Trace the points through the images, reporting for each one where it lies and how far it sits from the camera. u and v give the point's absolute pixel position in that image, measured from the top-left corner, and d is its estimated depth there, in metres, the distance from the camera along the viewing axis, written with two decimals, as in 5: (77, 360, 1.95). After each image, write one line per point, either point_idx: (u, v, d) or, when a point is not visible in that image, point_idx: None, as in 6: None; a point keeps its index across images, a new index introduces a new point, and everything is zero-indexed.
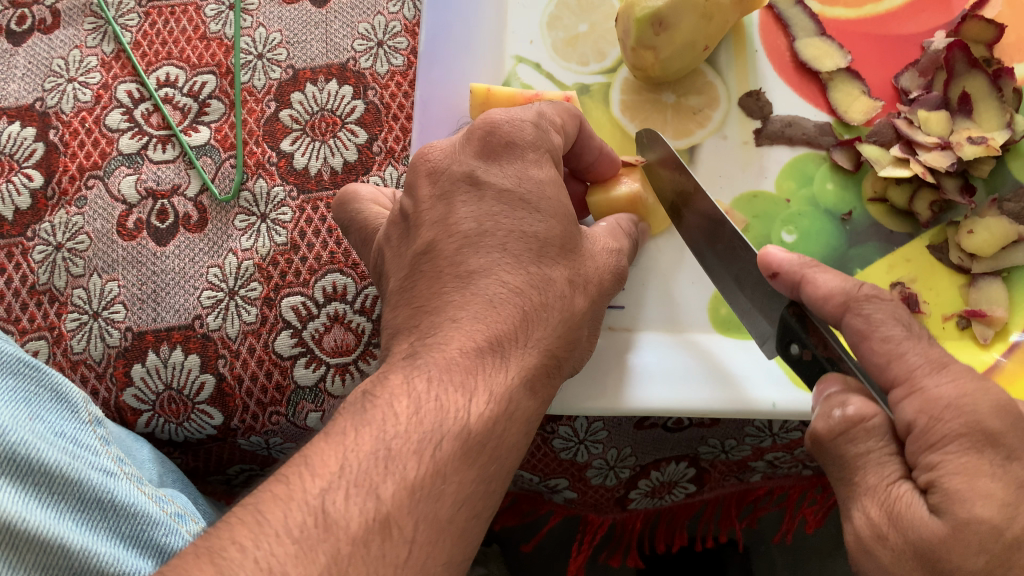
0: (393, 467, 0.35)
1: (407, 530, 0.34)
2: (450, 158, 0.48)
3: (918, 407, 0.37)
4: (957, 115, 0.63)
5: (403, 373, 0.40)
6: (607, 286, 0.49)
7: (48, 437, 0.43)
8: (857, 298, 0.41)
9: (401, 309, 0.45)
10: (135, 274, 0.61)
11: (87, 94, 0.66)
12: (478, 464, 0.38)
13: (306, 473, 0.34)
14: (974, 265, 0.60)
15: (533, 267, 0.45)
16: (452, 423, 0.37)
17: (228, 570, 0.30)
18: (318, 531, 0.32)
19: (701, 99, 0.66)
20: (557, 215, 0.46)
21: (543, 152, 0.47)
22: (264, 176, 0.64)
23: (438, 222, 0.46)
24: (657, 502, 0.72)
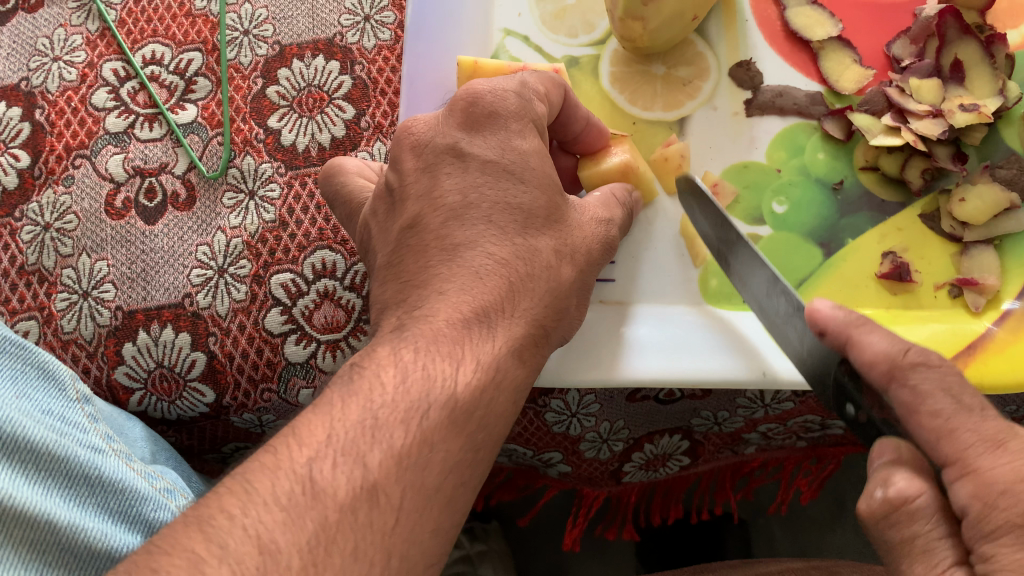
0: (379, 436, 0.35)
1: (394, 498, 0.34)
2: (434, 131, 0.47)
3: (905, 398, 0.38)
4: (949, 83, 0.63)
5: (390, 345, 0.40)
6: (595, 256, 0.48)
7: (35, 414, 0.43)
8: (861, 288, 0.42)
9: (389, 285, 0.45)
10: (124, 253, 0.61)
11: (73, 73, 0.65)
12: (465, 434, 0.38)
13: (293, 442, 0.34)
14: (966, 233, 0.60)
15: (519, 239, 0.44)
16: (439, 393, 0.37)
17: (217, 538, 0.31)
18: (306, 499, 0.32)
19: (690, 70, 0.65)
20: (542, 186, 0.46)
21: (525, 121, 0.47)
22: (252, 153, 0.63)
23: (423, 196, 0.46)
24: (651, 476, 0.72)
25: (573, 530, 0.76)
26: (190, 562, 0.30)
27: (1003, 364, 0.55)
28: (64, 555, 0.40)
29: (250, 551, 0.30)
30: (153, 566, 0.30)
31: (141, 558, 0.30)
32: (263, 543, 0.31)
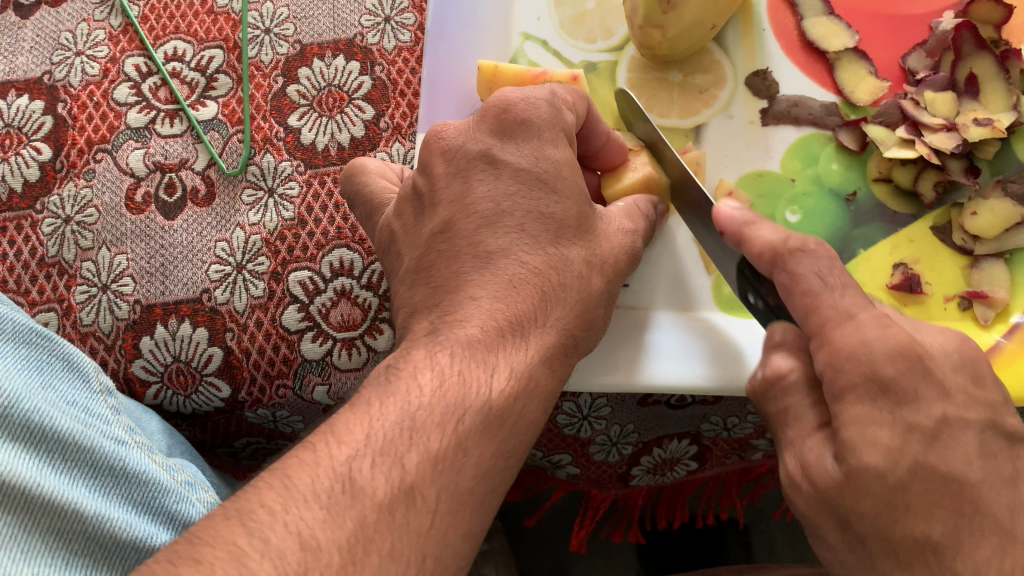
0: (417, 438, 0.36)
1: (430, 500, 0.35)
2: (465, 137, 0.48)
3: (826, 359, 0.41)
4: (964, 97, 0.63)
5: (425, 349, 0.41)
6: (624, 268, 0.49)
7: (60, 405, 0.44)
8: (784, 253, 0.44)
9: (418, 288, 0.46)
10: (143, 247, 0.62)
11: (95, 68, 0.66)
12: (497, 440, 0.39)
13: (332, 440, 0.35)
14: (977, 247, 0.60)
15: (551, 248, 0.45)
16: (474, 398, 0.38)
17: (258, 532, 0.31)
18: (346, 498, 0.33)
19: (707, 78, 0.66)
20: (574, 197, 0.46)
21: (558, 131, 0.48)
22: (271, 151, 0.64)
23: (455, 201, 0.46)
24: (658, 479, 0.73)
25: (579, 532, 0.77)
26: (232, 554, 0.30)
27: (1011, 378, 0.56)
28: (90, 544, 0.40)
29: (291, 547, 0.31)
30: (196, 557, 0.30)
31: (184, 549, 0.31)
32: (303, 540, 0.31)
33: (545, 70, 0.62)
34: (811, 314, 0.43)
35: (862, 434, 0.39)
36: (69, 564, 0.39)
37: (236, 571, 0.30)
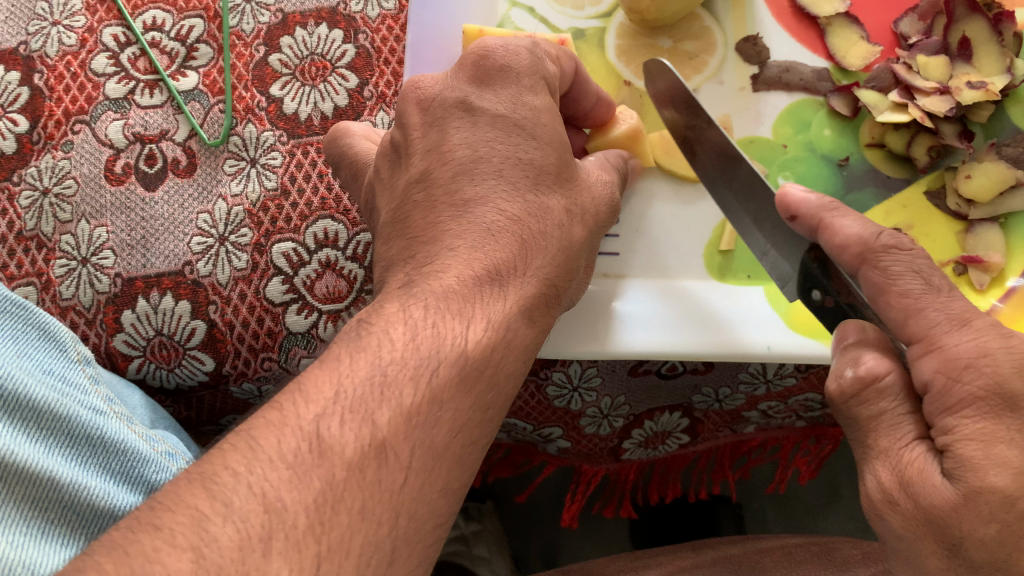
0: (389, 394, 0.35)
1: (403, 458, 0.34)
2: (442, 86, 0.47)
3: (936, 366, 0.39)
4: (957, 60, 0.62)
5: (398, 302, 0.40)
6: (602, 218, 0.48)
7: (37, 373, 0.43)
8: (874, 249, 0.43)
9: (394, 242, 0.45)
10: (124, 219, 0.60)
11: (72, 38, 0.64)
12: (475, 392, 0.38)
13: (300, 399, 0.34)
14: (972, 211, 0.59)
15: (530, 195, 0.44)
16: (449, 349, 0.37)
17: (221, 495, 0.30)
18: (312, 457, 0.32)
19: (696, 44, 0.65)
20: (554, 143, 0.46)
21: (537, 78, 0.46)
22: (253, 121, 0.63)
23: (431, 151, 0.46)
24: (651, 453, 0.72)
25: (572, 507, 0.76)
26: (193, 519, 0.29)
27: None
28: (67, 513, 0.39)
29: (255, 509, 0.30)
30: (156, 523, 0.29)
31: (145, 515, 0.30)
32: (268, 502, 0.31)
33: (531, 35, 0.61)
34: (913, 316, 0.41)
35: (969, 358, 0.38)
36: (45, 533, 0.38)
37: (198, 537, 0.29)
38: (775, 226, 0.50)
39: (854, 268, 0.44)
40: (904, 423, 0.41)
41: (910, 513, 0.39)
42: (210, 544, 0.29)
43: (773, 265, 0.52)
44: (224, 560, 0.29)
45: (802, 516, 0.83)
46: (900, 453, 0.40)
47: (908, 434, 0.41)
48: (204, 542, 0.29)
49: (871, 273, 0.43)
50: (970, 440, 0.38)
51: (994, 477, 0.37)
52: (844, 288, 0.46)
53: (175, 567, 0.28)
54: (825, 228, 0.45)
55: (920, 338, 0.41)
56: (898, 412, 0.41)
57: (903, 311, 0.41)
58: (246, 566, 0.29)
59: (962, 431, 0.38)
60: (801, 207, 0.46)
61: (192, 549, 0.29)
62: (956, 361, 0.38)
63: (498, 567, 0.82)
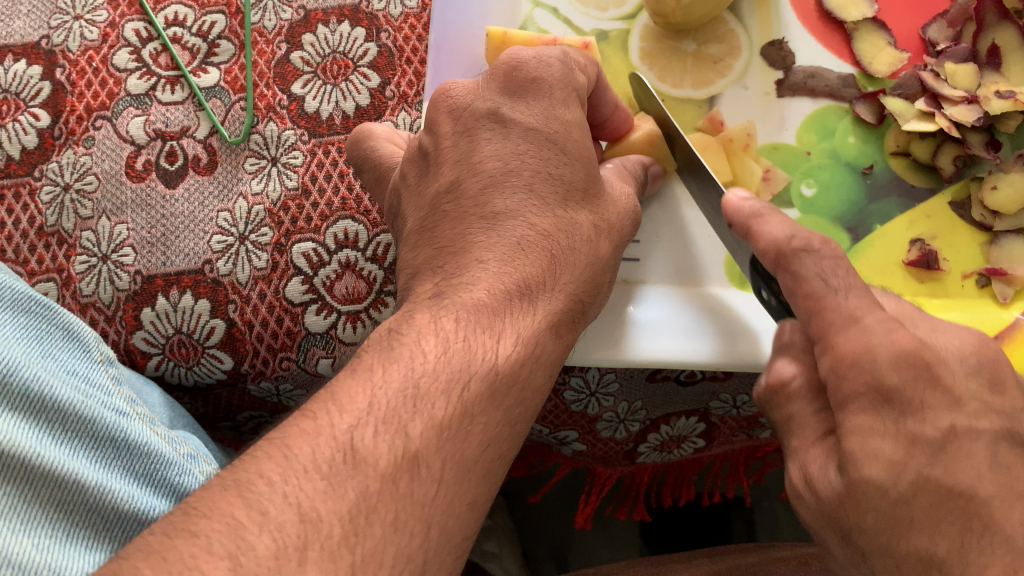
0: (420, 406, 0.35)
1: (435, 469, 0.34)
2: (473, 95, 0.47)
3: (829, 364, 0.39)
4: (986, 69, 0.62)
5: (429, 313, 0.39)
6: (627, 232, 0.48)
7: (60, 374, 0.43)
8: (786, 252, 0.42)
9: (421, 249, 0.45)
10: (145, 216, 0.60)
11: (94, 32, 0.64)
12: (504, 407, 0.38)
13: (334, 408, 0.34)
14: (997, 223, 0.59)
15: (559, 210, 0.44)
16: (480, 364, 0.38)
17: (258, 504, 0.30)
18: (347, 468, 0.32)
19: (721, 48, 0.64)
20: (583, 159, 0.45)
21: (570, 91, 0.46)
22: (275, 119, 0.62)
23: (461, 161, 0.45)
24: (665, 456, 0.72)
25: (585, 509, 0.76)
26: (229, 527, 0.29)
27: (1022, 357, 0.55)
28: (91, 516, 0.40)
29: (290, 519, 0.30)
30: (192, 530, 0.29)
31: (180, 520, 0.30)
32: (304, 511, 0.30)
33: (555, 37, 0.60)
34: (815, 317, 0.40)
35: (868, 428, 0.37)
36: (70, 535, 0.38)
37: (234, 545, 0.29)
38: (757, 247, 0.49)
39: (774, 272, 0.43)
40: (813, 421, 0.41)
41: (811, 506, 0.40)
42: (247, 552, 0.29)
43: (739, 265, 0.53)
44: (261, 568, 0.29)
45: None
46: (806, 451, 0.41)
47: (816, 431, 0.41)
48: (241, 550, 0.29)
49: (785, 277, 0.42)
50: (853, 440, 0.37)
51: (868, 470, 0.36)
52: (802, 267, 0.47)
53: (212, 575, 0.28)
54: (755, 234, 0.44)
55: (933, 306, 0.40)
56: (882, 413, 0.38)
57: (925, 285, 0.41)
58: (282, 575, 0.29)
59: (847, 426, 0.38)
60: (735, 215, 0.45)
61: (229, 557, 0.29)
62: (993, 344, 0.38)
63: (507, 563, 0.82)
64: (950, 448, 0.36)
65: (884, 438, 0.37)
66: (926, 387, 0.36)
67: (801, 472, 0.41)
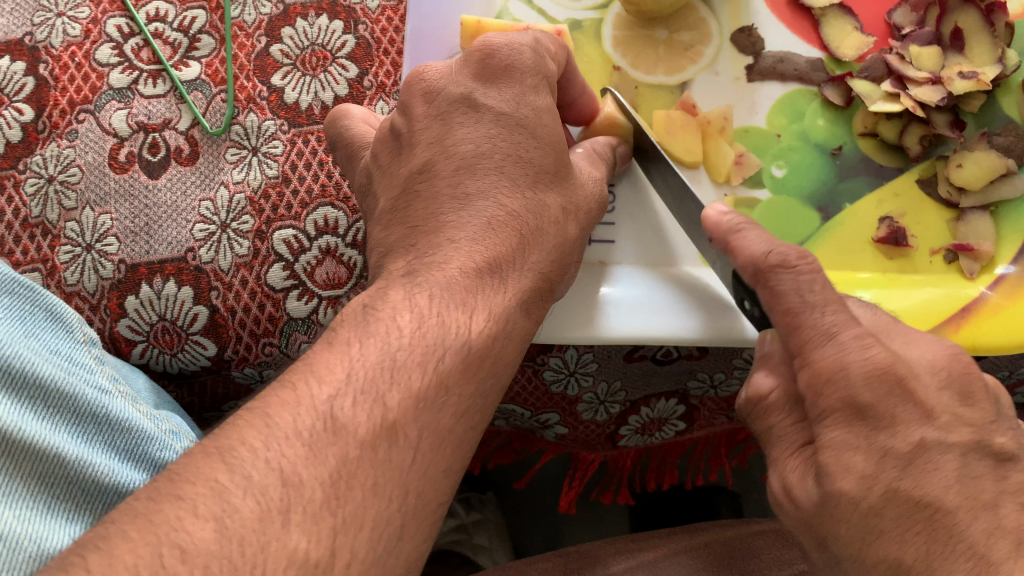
0: (398, 377, 0.36)
1: (412, 438, 0.35)
2: (446, 79, 0.48)
3: (807, 379, 0.41)
4: (949, 51, 0.63)
5: (402, 291, 0.40)
6: (594, 215, 0.50)
7: (44, 353, 0.44)
8: (766, 268, 0.44)
9: (394, 229, 0.46)
10: (127, 207, 0.61)
11: (76, 29, 0.65)
12: (478, 380, 0.39)
13: (313, 379, 0.35)
14: (963, 200, 0.60)
15: (529, 192, 0.45)
16: (454, 339, 0.39)
17: (240, 468, 0.31)
18: (328, 436, 0.33)
19: (693, 35, 0.65)
20: (552, 143, 0.46)
21: (540, 78, 0.47)
22: (255, 110, 0.64)
23: (435, 143, 0.47)
24: (646, 439, 0.73)
25: (569, 493, 0.77)
26: (214, 490, 0.30)
27: (994, 327, 0.57)
28: (72, 488, 0.40)
29: (273, 483, 0.31)
30: (178, 494, 0.30)
31: (164, 485, 0.31)
32: (286, 476, 0.31)
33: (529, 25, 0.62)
34: (793, 332, 0.42)
35: (838, 459, 0.40)
36: (50, 509, 0.39)
37: (219, 508, 0.30)
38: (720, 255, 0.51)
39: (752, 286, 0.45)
40: (794, 431, 0.45)
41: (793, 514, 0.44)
42: (232, 515, 0.30)
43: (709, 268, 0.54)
44: (245, 530, 0.30)
45: None
46: (785, 461, 0.44)
47: (798, 439, 0.44)
48: (226, 513, 0.30)
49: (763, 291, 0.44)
50: (828, 453, 0.40)
51: (843, 483, 0.40)
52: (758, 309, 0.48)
53: (200, 535, 0.29)
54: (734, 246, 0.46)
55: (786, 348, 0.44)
56: (788, 422, 0.45)
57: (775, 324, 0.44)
58: (266, 536, 0.30)
59: (825, 439, 0.41)
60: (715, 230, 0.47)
61: (215, 519, 0.30)
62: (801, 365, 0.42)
63: (499, 556, 0.82)
64: (920, 460, 0.39)
65: (854, 453, 0.40)
66: (899, 402, 0.40)
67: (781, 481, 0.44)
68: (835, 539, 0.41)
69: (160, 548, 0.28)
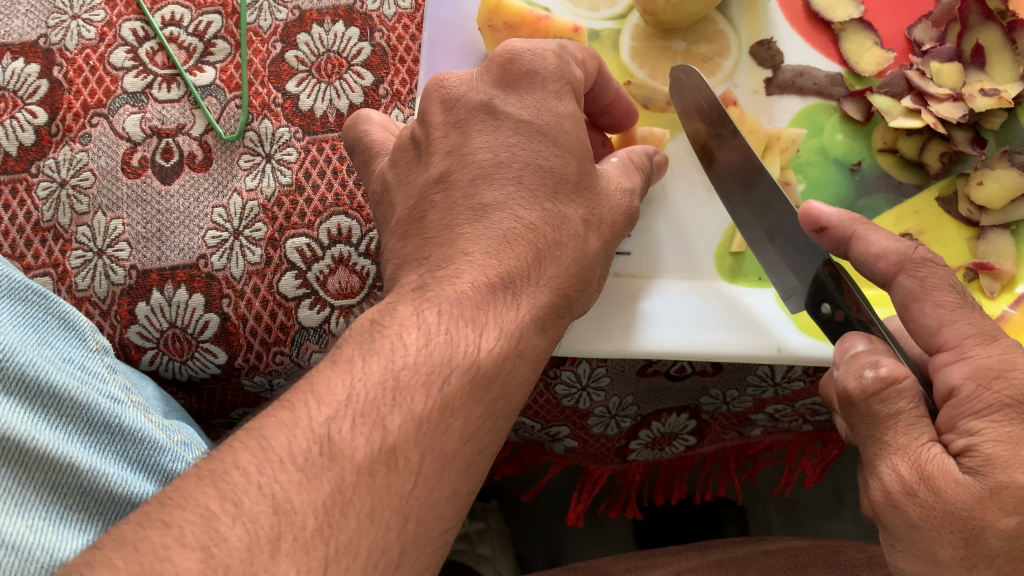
0: (400, 399, 0.35)
1: (412, 462, 0.34)
2: (465, 87, 0.47)
3: (966, 373, 0.40)
4: (970, 68, 0.63)
5: (412, 305, 0.40)
6: (619, 228, 0.48)
7: (57, 361, 0.43)
8: (913, 259, 0.43)
9: (409, 241, 0.45)
10: (140, 212, 0.61)
11: (91, 31, 0.65)
12: (485, 401, 0.38)
13: (312, 399, 0.34)
14: (983, 218, 0.60)
15: (548, 204, 0.45)
16: (462, 357, 0.38)
17: (231, 494, 0.31)
18: (323, 460, 0.32)
19: (711, 48, 0.65)
20: (575, 152, 0.46)
21: (563, 84, 0.46)
22: (269, 117, 0.63)
23: (452, 152, 0.46)
24: (657, 454, 0.72)
25: (577, 506, 0.75)
26: (202, 518, 0.30)
27: None
28: (84, 499, 0.40)
29: (264, 510, 0.31)
30: (166, 520, 0.30)
31: (155, 509, 0.30)
32: (278, 503, 0.31)
33: (548, 15, 0.61)
34: (946, 326, 0.41)
35: (1011, 453, 0.38)
36: (64, 518, 0.39)
37: (207, 537, 0.29)
38: (789, 239, 0.50)
39: (890, 276, 0.44)
40: (920, 423, 0.39)
41: (932, 503, 0.38)
42: (220, 544, 0.29)
43: (780, 276, 0.52)
44: (232, 560, 0.29)
45: (807, 522, 0.84)
46: (918, 451, 0.39)
47: (925, 433, 0.39)
48: (213, 542, 0.29)
49: (905, 282, 0.43)
50: (998, 445, 0.38)
51: (1019, 475, 0.37)
52: (855, 304, 0.45)
53: (184, 566, 0.28)
54: (858, 240, 0.45)
55: (950, 346, 0.41)
56: (915, 413, 0.39)
57: (936, 319, 0.41)
58: (253, 566, 0.29)
59: (988, 434, 0.38)
60: (831, 220, 0.46)
61: (202, 548, 0.29)
62: (988, 370, 0.39)
63: (501, 566, 0.81)
64: None
65: None
66: None
67: (914, 468, 0.39)
68: (991, 538, 0.38)
69: None
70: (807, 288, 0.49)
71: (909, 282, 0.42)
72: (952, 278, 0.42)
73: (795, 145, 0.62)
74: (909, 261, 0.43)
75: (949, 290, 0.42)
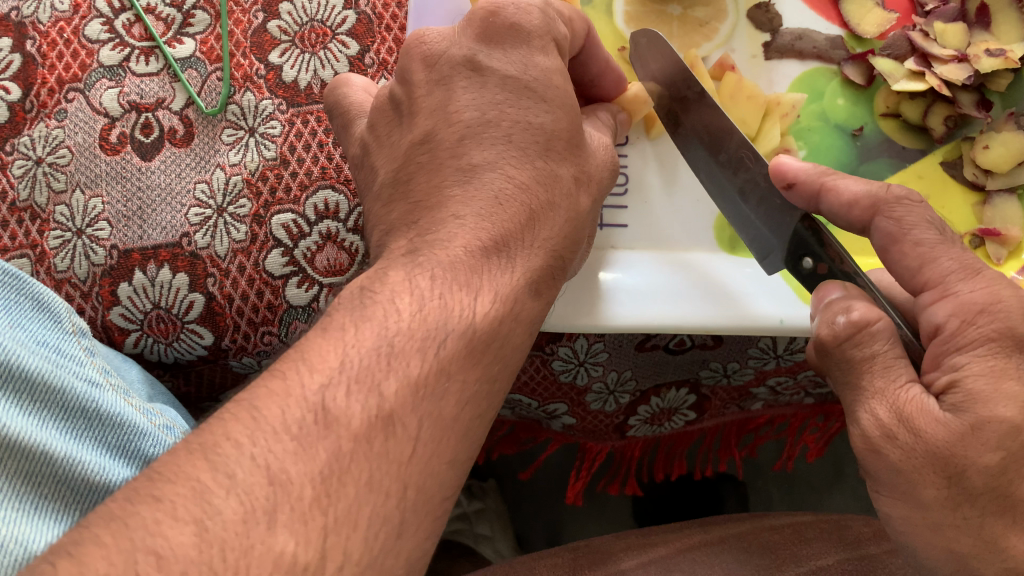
0: (396, 364, 0.34)
1: (411, 428, 0.33)
2: (447, 42, 0.45)
3: (951, 311, 0.40)
4: (974, 28, 0.61)
5: (404, 270, 0.38)
6: (605, 184, 0.47)
7: (29, 344, 0.41)
8: (886, 200, 0.43)
9: (397, 205, 0.44)
10: (119, 190, 0.59)
11: (64, 3, 0.62)
12: (482, 364, 0.37)
13: (304, 367, 0.33)
14: (988, 182, 0.58)
15: (539, 162, 0.43)
16: (456, 321, 0.36)
17: (224, 467, 0.29)
18: (318, 428, 0.31)
19: (708, 11, 0.62)
20: (566, 107, 0.44)
21: (548, 39, 0.44)
22: (252, 89, 0.61)
23: (437, 110, 0.44)
24: (656, 430, 0.71)
25: (574, 484, 0.75)
26: (195, 491, 0.28)
27: None
28: (60, 488, 0.38)
29: (259, 482, 0.29)
30: (156, 495, 0.28)
31: (143, 486, 0.28)
32: (273, 474, 0.29)
33: None
34: (927, 265, 0.41)
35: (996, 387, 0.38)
36: (38, 509, 0.37)
37: (201, 511, 0.28)
38: (762, 197, 0.49)
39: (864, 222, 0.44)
40: (897, 365, 0.40)
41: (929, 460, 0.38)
42: (214, 517, 0.28)
43: (752, 236, 0.51)
44: (228, 533, 0.28)
45: (808, 497, 0.83)
46: (895, 393, 0.39)
47: (902, 374, 0.40)
48: (207, 515, 0.28)
49: (883, 225, 0.43)
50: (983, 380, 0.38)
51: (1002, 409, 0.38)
52: (837, 256, 0.45)
53: (178, 540, 0.27)
54: (828, 191, 0.44)
55: (933, 284, 0.41)
56: (892, 355, 0.40)
57: (917, 259, 0.41)
58: (250, 539, 0.28)
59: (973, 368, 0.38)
60: (800, 174, 0.45)
61: (196, 521, 0.27)
62: (971, 306, 0.39)
63: (501, 546, 0.80)
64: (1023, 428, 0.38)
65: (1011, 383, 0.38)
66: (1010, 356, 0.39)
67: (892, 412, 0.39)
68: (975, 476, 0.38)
69: (135, 554, 0.26)
70: (786, 247, 0.48)
71: (886, 223, 0.42)
72: (930, 215, 0.42)
73: (795, 110, 0.60)
74: (884, 202, 0.43)
75: (927, 227, 0.42)
